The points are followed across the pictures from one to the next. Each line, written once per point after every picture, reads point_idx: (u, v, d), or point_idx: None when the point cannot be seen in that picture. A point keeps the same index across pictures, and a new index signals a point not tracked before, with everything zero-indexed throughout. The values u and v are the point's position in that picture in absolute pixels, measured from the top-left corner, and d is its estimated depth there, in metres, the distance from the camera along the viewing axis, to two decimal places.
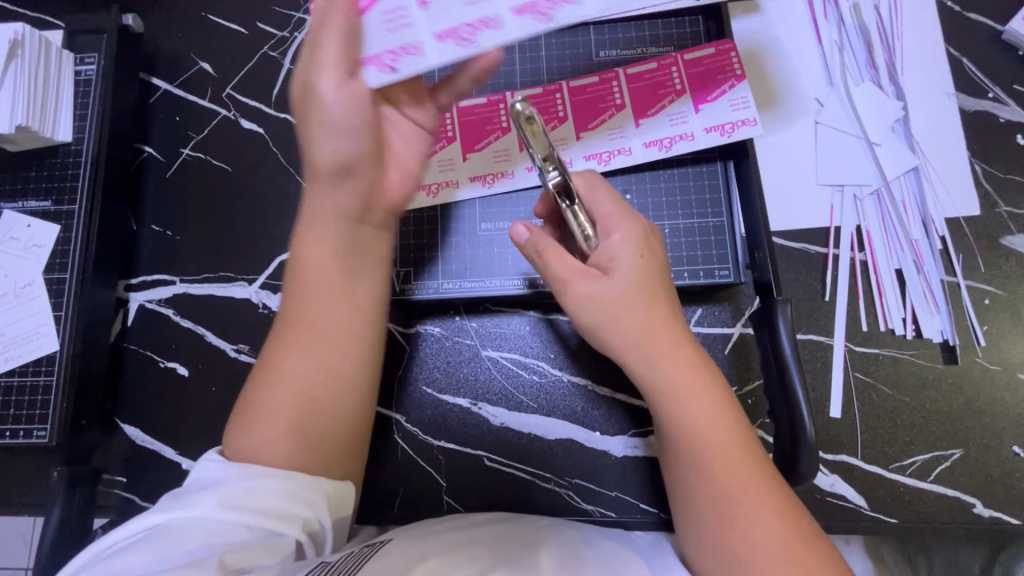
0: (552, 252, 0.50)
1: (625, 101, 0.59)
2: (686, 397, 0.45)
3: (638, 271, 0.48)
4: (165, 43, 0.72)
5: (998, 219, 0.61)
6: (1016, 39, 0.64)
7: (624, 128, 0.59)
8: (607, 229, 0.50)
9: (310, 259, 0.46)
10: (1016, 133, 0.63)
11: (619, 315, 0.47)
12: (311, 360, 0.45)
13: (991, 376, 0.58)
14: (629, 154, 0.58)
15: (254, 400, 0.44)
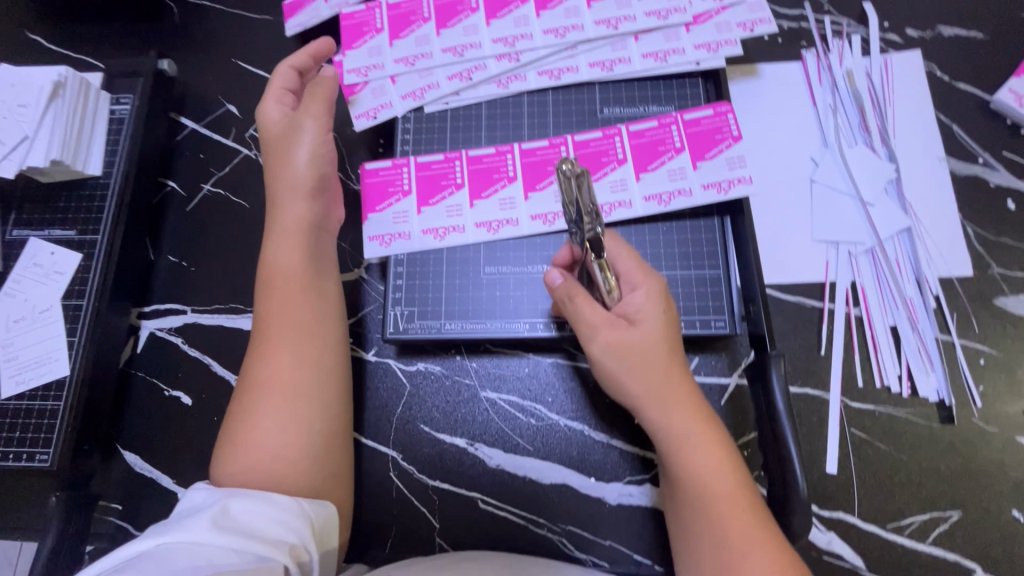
0: (583, 300, 0.53)
1: (627, 156, 0.62)
2: (690, 445, 0.48)
3: (654, 325, 0.52)
4: (196, 86, 0.76)
5: (991, 281, 0.62)
6: (1004, 108, 0.67)
7: (626, 182, 0.61)
8: (629, 283, 0.54)
9: (301, 287, 0.56)
10: (1006, 197, 0.65)
11: (636, 364, 0.51)
12: (285, 369, 0.53)
13: (988, 438, 0.58)
14: (629, 206, 0.61)
15: (253, 422, 0.50)
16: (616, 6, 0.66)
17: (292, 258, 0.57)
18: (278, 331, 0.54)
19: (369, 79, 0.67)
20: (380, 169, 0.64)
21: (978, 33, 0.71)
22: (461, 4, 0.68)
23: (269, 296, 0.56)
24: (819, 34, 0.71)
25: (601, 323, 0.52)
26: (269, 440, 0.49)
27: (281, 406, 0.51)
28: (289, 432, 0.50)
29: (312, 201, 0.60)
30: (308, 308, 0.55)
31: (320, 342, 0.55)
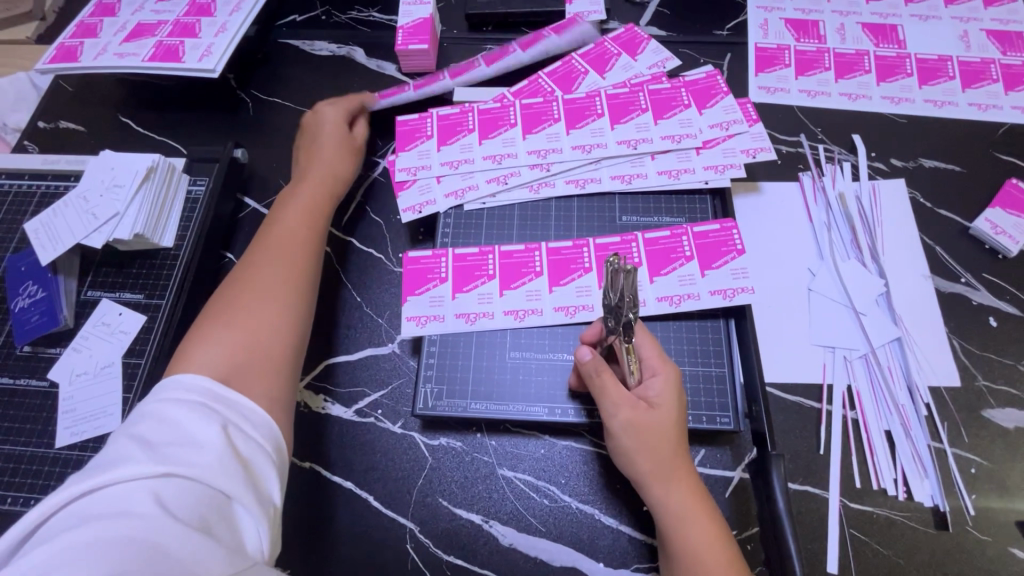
0: (609, 379, 0.58)
1: (642, 261, 0.69)
2: (688, 515, 0.54)
3: (666, 411, 0.57)
4: (263, 171, 0.87)
5: (977, 392, 0.67)
6: (982, 235, 0.75)
7: (640, 283, 0.68)
8: (650, 369, 0.59)
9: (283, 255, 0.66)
10: (988, 315, 0.71)
11: (645, 437, 0.56)
12: (256, 304, 0.60)
13: (982, 546, 0.61)
14: (642, 305, 0.67)
15: (212, 337, 0.56)
16: (635, 129, 0.76)
17: (283, 232, 0.69)
18: (251, 276, 0.63)
19: (417, 178, 0.77)
20: (421, 257, 0.72)
21: (956, 166, 0.80)
22: (502, 120, 0.79)
23: (252, 254, 0.66)
24: (813, 159, 0.81)
25: (625, 405, 0.57)
26: (206, 345, 0.56)
27: (231, 326, 0.58)
28: (225, 338, 0.56)
29: (313, 202, 0.73)
30: (285, 275, 0.64)
31: (289, 297, 0.62)
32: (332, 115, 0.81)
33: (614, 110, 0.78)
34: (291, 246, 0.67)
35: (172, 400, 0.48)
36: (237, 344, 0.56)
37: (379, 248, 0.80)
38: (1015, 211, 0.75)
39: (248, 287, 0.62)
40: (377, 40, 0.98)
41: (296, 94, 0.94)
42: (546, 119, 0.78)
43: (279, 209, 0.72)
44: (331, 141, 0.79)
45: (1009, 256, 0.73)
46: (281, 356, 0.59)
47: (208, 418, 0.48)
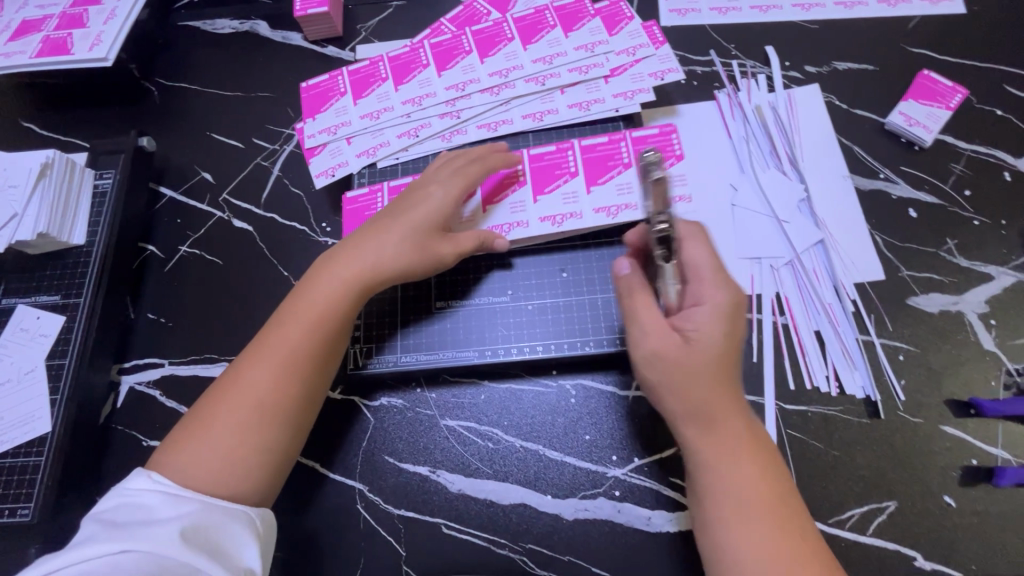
0: (644, 304, 0.56)
1: (578, 171, 0.68)
2: (718, 465, 0.51)
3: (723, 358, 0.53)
4: (175, 159, 0.85)
5: (901, 283, 0.68)
6: (898, 128, 0.74)
7: (576, 193, 0.68)
8: (696, 296, 0.56)
9: (297, 326, 0.59)
10: (909, 207, 0.71)
11: (713, 387, 0.53)
12: (258, 388, 0.56)
13: (912, 429, 0.62)
14: (579, 217, 0.67)
15: (211, 422, 0.55)
16: (542, 65, 0.74)
17: (288, 334, 0.59)
18: (241, 389, 0.56)
19: (328, 143, 0.75)
20: (358, 198, 0.72)
21: (870, 66, 0.80)
22: (415, 63, 0.77)
23: (252, 352, 0.58)
24: (728, 76, 0.80)
25: (704, 346, 0.53)
26: (188, 456, 0.53)
27: (216, 442, 0.54)
28: (210, 455, 0.53)
29: (328, 303, 0.60)
30: (281, 387, 0.57)
31: (281, 419, 0.56)
32: (438, 197, 0.64)
33: (524, 32, 0.77)
34: (291, 351, 0.58)
35: (150, 481, 0.51)
36: (222, 478, 0.53)
37: (302, 221, 0.79)
38: (927, 101, 0.75)
39: (235, 406, 0.55)
40: (278, 11, 0.94)
41: (201, 77, 0.91)
42: (458, 54, 0.77)
43: (302, 292, 0.61)
44: (398, 227, 0.63)
45: (925, 147, 0.74)
46: (280, 445, 0.56)
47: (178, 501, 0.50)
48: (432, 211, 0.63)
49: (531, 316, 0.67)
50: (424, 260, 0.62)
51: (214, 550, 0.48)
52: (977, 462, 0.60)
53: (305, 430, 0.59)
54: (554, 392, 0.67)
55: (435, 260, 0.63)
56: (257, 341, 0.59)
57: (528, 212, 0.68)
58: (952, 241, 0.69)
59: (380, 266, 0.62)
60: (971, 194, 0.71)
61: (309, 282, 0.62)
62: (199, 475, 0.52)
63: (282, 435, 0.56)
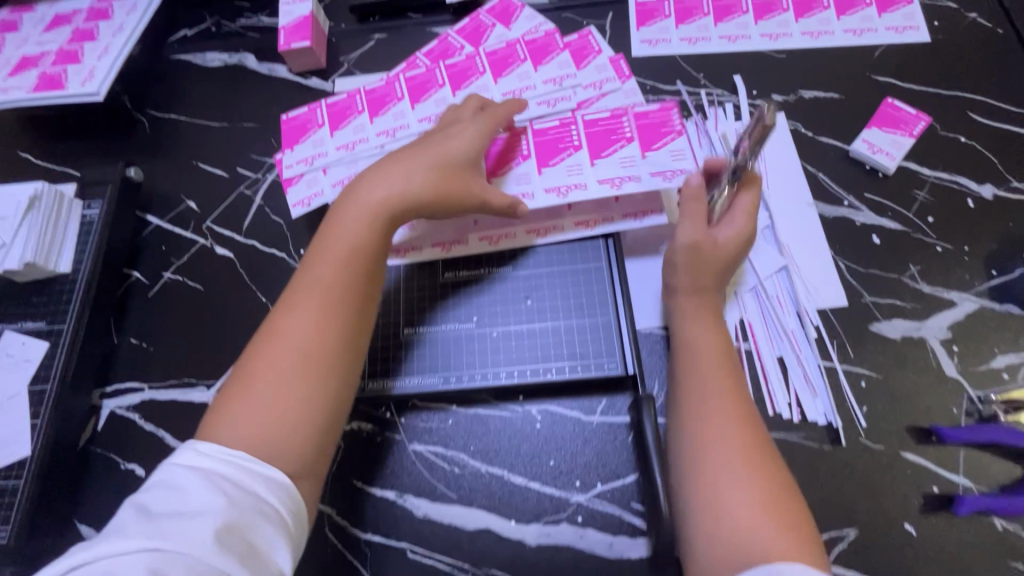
0: (697, 208, 0.66)
1: (580, 144, 0.70)
2: (700, 384, 0.59)
3: (722, 350, 0.61)
4: (162, 188, 0.88)
5: (863, 308, 0.69)
6: (862, 155, 0.76)
7: (579, 166, 0.69)
8: (733, 216, 0.67)
9: (331, 268, 0.62)
10: (873, 233, 0.72)
11: (710, 363, 0.60)
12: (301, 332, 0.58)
13: (874, 456, 0.62)
14: (583, 187, 0.68)
15: (261, 371, 0.57)
16: (512, 98, 0.77)
17: (321, 277, 0.61)
18: (285, 336, 0.58)
19: (304, 174, 0.78)
20: None
21: (836, 94, 0.81)
22: (390, 95, 0.80)
23: (289, 303, 0.61)
24: (695, 104, 0.82)
25: (702, 334, 0.62)
26: (245, 406, 0.55)
27: (269, 388, 0.56)
28: (268, 406, 0.55)
29: (356, 243, 0.63)
30: (320, 326, 0.59)
31: (325, 359, 0.58)
32: (454, 141, 0.67)
33: (495, 65, 0.79)
34: (326, 294, 0.60)
35: (191, 465, 0.51)
36: (282, 420, 0.55)
37: (282, 248, 0.81)
38: (891, 129, 0.77)
39: (281, 353, 0.57)
40: (265, 44, 0.97)
41: (190, 109, 0.95)
42: (432, 86, 0.80)
43: (330, 237, 0.64)
44: (424, 168, 0.66)
45: (889, 174, 0.75)
46: (331, 383, 0.58)
47: (214, 482, 0.50)
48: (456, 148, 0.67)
49: (495, 341, 0.68)
50: (452, 169, 0.66)
51: (247, 551, 0.47)
52: (939, 490, 0.60)
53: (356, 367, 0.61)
54: (520, 417, 0.68)
55: (464, 192, 0.66)
56: (292, 291, 0.62)
57: (534, 185, 0.69)
58: (915, 267, 0.70)
59: (402, 198, 0.65)
60: (934, 220, 0.72)
61: (334, 227, 0.64)
62: (258, 420, 0.55)
63: (330, 371, 0.58)
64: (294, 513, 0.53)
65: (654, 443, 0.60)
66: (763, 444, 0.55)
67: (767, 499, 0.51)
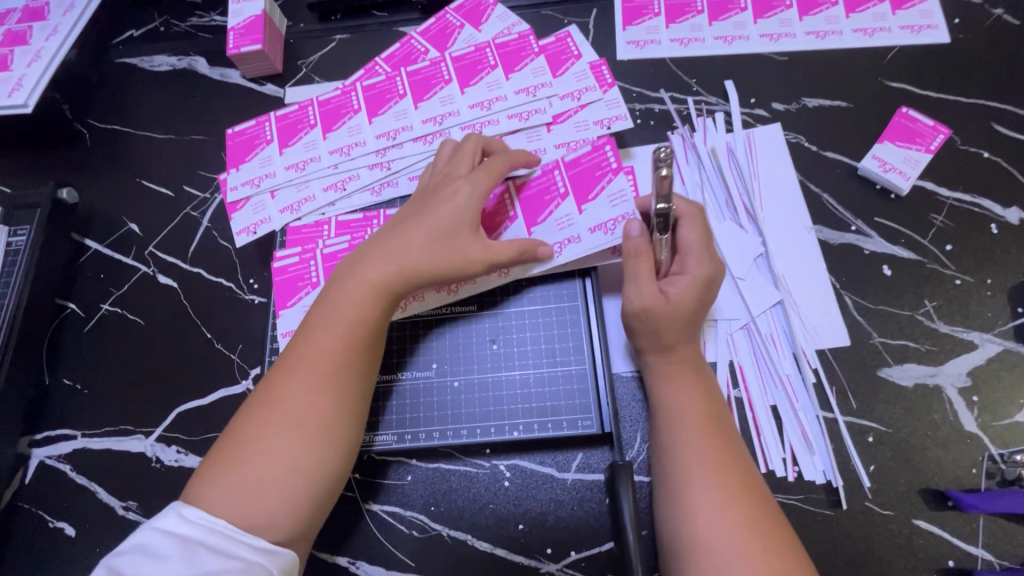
0: (645, 264, 0.57)
1: (568, 190, 0.61)
2: (689, 463, 0.51)
3: (708, 417, 0.53)
4: (102, 209, 0.80)
5: (872, 351, 0.61)
6: (872, 174, 0.67)
7: (569, 216, 0.61)
8: (682, 264, 0.58)
9: (334, 323, 0.53)
10: (883, 264, 0.64)
11: (692, 415, 0.53)
12: (296, 404, 0.50)
13: (882, 523, 0.55)
14: (577, 241, 0.60)
15: (249, 451, 0.48)
16: (479, 111, 0.69)
17: (319, 344, 0.53)
18: (281, 409, 0.50)
19: (250, 197, 0.72)
20: (303, 227, 0.69)
21: (844, 103, 0.72)
22: (345, 107, 0.73)
23: (285, 368, 0.52)
24: (682, 115, 0.74)
25: (676, 387, 0.56)
26: (228, 492, 0.47)
27: (256, 471, 0.47)
28: (252, 485, 0.47)
29: (360, 308, 0.54)
30: (319, 401, 0.50)
31: (326, 440, 0.50)
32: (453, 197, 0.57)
33: (462, 73, 0.71)
34: (324, 363, 0.51)
35: (167, 524, 0.44)
36: (267, 510, 0.47)
37: (228, 276, 0.73)
38: (905, 143, 0.68)
39: (274, 428, 0.49)
40: (216, 45, 0.88)
41: (132, 117, 0.86)
42: (391, 97, 0.72)
43: (333, 297, 0.55)
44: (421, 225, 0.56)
45: (902, 195, 0.67)
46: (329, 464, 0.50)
47: (195, 554, 0.42)
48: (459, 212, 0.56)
49: (457, 395, 0.61)
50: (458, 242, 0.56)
51: None
52: (954, 563, 0.53)
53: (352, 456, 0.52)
54: (484, 475, 0.61)
55: (465, 260, 0.56)
56: (290, 350, 0.53)
57: None
58: (930, 303, 0.62)
59: (412, 265, 0.55)
60: (953, 249, 0.64)
61: (334, 286, 0.56)
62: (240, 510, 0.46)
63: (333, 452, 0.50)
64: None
65: (630, 516, 0.54)
66: (778, 533, 0.47)
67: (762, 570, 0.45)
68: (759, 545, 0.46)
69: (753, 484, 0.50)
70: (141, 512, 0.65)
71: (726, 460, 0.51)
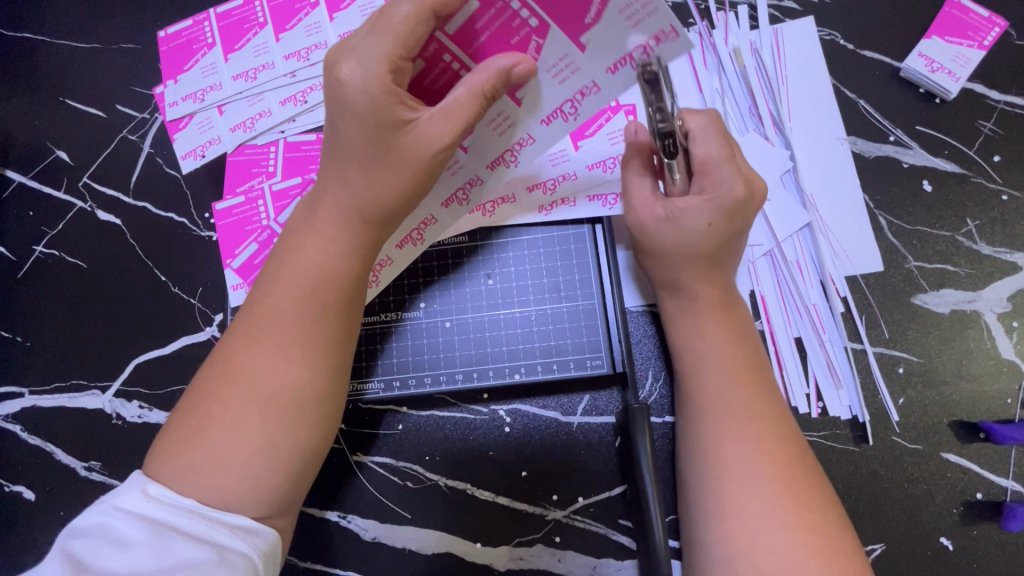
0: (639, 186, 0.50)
1: (542, 16, 0.42)
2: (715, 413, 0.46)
3: (739, 360, 0.48)
4: (20, 133, 0.67)
5: (907, 277, 0.55)
6: (915, 76, 0.59)
7: (568, 59, 0.44)
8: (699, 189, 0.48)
9: (295, 261, 0.44)
10: (924, 179, 0.57)
11: (721, 358, 0.48)
12: (254, 359, 0.42)
13: (909, 458, 0.52)
14: (596, 91, 0.45)
15: (208, 418, 0.41)
16: None
17: (275, 294, 0.44)
18: (237, 369, 0.42)
19: (194, 114, 0.63)
20: (249, 149, 0.62)
21: None
22: (300, 1, 0.62)
23: (242, 326, 0.44)
24: (700, 9, 0.62)
25: (699, 330, 0.49)
26: (187, 467, 0.40)
27: (218, 440, 0.40)
28: (215, 466, 0.40)
29: (323, 264, 0.44)
30: (287, 372, 0.42)
31: (293, 401, 0.42)
32: (365, 76, 0.41)
33: None
34: (287, 322, 0.43)
35: (130, 501, 0.38)
36: (239, 490, 0.40)
37: (179, 210, 0.64)
38: (955, 39, 0.59)
39: (234, 391, 0.42)
40: None
41: (29, 15, 0.69)
42: None
43: (295, 257, 0.45)
44: (357, 128, 0.42)
45: (948, 100, 0.58)
46: (304, 427, 0.43)
47: (165, 537, 0.37)
48: (426, 112, 0.43)
49: (450, 336, 0.55)
50: (438, 157, 0.43)
51: None
52: (982, 496, 0.51)
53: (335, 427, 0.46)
54: (483, 421, 0.56)
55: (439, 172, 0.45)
56: (247, 318, 0.44)
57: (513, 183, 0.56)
58: (972, 221, 0.56)
59: (381, 196, 0.44)
60: (1000, 160, 0.57)
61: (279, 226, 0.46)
62: (203, 487, 0.40)
63: (308, 415, 0.43)
64: (269, 565, 0.40)
65: (645, 460, 0.50)
66: (809, 480, 0.43)
67: (797, 528, 0.41)
68: (792, 494, 0.42)
69: (785, 429, 0.45)
70: (108, 471, 0.59)
71: (762, 408, 0.46)
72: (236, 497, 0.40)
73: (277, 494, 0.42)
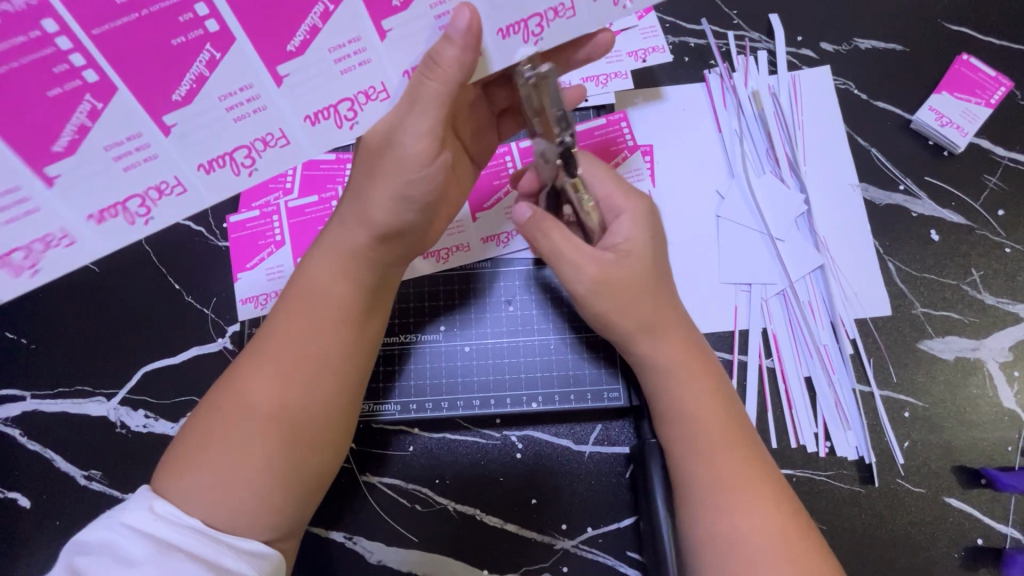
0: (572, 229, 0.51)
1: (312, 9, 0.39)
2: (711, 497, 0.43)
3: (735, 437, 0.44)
4: None
5: (914, 322, 0.57)
6: (925, 129, 0.61)
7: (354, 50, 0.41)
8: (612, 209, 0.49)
9: (318, 285, 0.45)
10: (931, 228, 0.59)
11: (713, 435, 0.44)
12: (263, 383, 0.42)
13: (912, 501, 0.53)
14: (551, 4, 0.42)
15: (222, 437, 0.41)
16: None
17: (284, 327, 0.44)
18: (248, 394, 0.42)
19: None
20: None
21: (900, 47, 0.64)
22: None
23: (254, 351, 0.44)
24: (721, 51, 0.64)
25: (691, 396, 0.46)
26: (200, 485, 0.39)
27: (232, 463, 0.40)
28: (222, 485, 0.39)
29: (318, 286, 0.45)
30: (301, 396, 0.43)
31: (304, 429, 0.42)
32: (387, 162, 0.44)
33: None
34: (309, 349, 0.44)
35: (135, 521, 0.37)
36: (251, 508, 0.39)
37: (198, 219, 0.64)
38: (963, 95, 0.61)
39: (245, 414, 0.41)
40: None
41: None
42: None
43: (297, 292, 0.46)
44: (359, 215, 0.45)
45: (955, 153, 0.61)
46: (317, 452, 0.43)
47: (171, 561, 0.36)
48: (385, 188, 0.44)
49: (468, 360, 0.56)
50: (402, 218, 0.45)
51: None
52: (982, 542, 0.52)
53: (342, 449, 0.47)
54: (495, 447, 0.56)
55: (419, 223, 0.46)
56: (251, 343, 0.45)
57: None
58: (977, 271, 0.58)
59: (403, 215, 0.46)
60: (1005, 215, 0.59)
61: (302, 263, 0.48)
62: (211, 505, 0.39)
63: (328, 444, 0.44)
64: None
65: (659, 494, 0.50)
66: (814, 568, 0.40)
67: None
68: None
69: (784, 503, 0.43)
70: (109, 479, 0.58)
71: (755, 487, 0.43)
72: (251, 519, 0.39)
73: (282, 516, 0.41)
